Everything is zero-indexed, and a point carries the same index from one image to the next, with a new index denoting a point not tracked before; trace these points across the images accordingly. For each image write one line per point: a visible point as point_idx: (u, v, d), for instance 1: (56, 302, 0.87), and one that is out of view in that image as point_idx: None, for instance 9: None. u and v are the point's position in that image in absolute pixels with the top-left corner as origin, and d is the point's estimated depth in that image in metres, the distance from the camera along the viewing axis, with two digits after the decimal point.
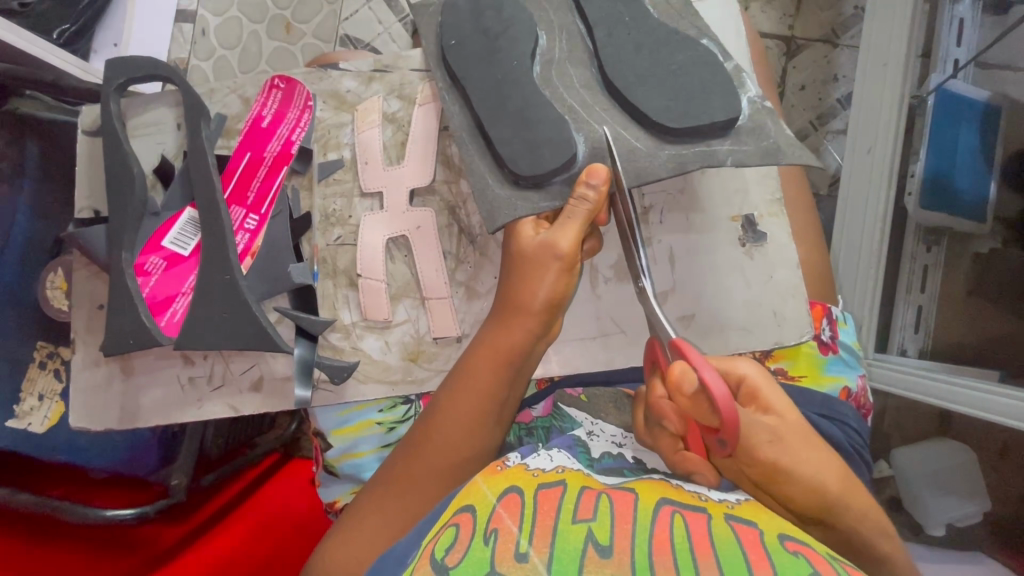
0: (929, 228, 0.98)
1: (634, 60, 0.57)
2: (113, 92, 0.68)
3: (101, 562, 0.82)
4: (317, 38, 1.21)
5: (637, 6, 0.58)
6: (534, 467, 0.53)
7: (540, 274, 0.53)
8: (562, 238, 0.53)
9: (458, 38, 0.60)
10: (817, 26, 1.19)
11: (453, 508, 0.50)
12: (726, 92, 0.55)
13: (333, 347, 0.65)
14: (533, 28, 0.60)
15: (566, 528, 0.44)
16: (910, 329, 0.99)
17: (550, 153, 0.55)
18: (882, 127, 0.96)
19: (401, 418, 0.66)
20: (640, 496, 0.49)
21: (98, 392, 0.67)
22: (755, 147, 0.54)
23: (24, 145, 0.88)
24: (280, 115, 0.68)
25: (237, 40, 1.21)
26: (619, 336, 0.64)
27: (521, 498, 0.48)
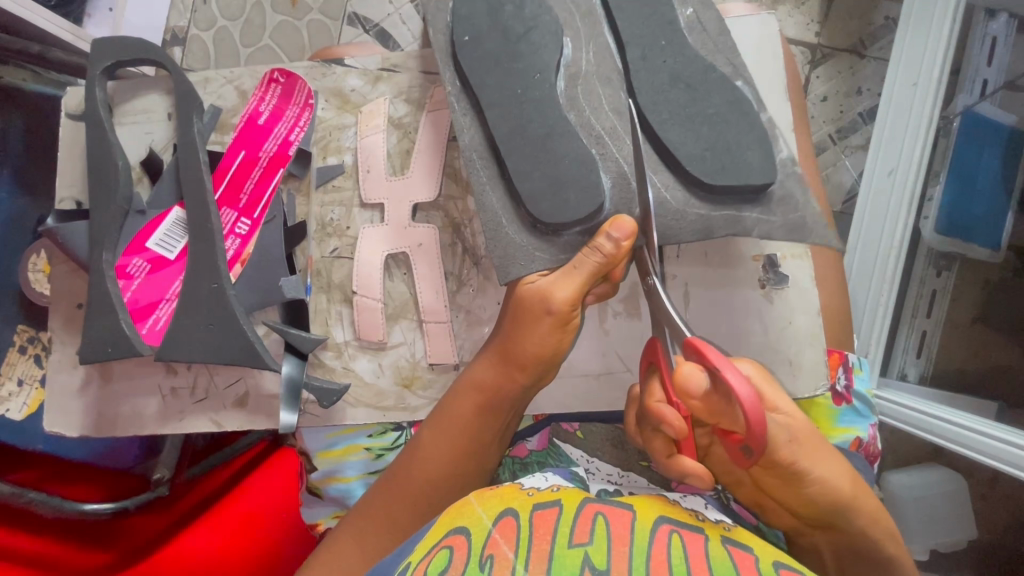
0: (941, 251, 0.96)
1: (666, 86, 0.53)
2: (99, 76, 0.64)
3: (79, 553, 0.80)
4: (324, 14, 1.15)
5: (672, 27, 0.54)
6: (528, 486, 0.51)
7: (534, 326, 0.51)
8: (560, 292, 0.51)
9: (473, 35, 0.55)
10: (846, 35, 1.13)
11: (446, 528, 0.47)
12: (763, 133, 0.52)
13: (324, 366, 0.62)
14: (557, 43, 0.55)
15: (562, 553, 0.41)
16: (912, 352, 0.97)
17: (569, 194, 0.52)
18: (908, 146, 0.91)
19: (390, 445, 0.63)
20: (636, 514, 0.47)
21: (75, 395, 0.64)
22: (780, 222, 0.52)
23: (9, 118, 0.82)
24: (278, 112, 0.63)
25: (240, 10, 1.15)
26: (624, 374, 0.61)
27: (517, 522, 0.45)
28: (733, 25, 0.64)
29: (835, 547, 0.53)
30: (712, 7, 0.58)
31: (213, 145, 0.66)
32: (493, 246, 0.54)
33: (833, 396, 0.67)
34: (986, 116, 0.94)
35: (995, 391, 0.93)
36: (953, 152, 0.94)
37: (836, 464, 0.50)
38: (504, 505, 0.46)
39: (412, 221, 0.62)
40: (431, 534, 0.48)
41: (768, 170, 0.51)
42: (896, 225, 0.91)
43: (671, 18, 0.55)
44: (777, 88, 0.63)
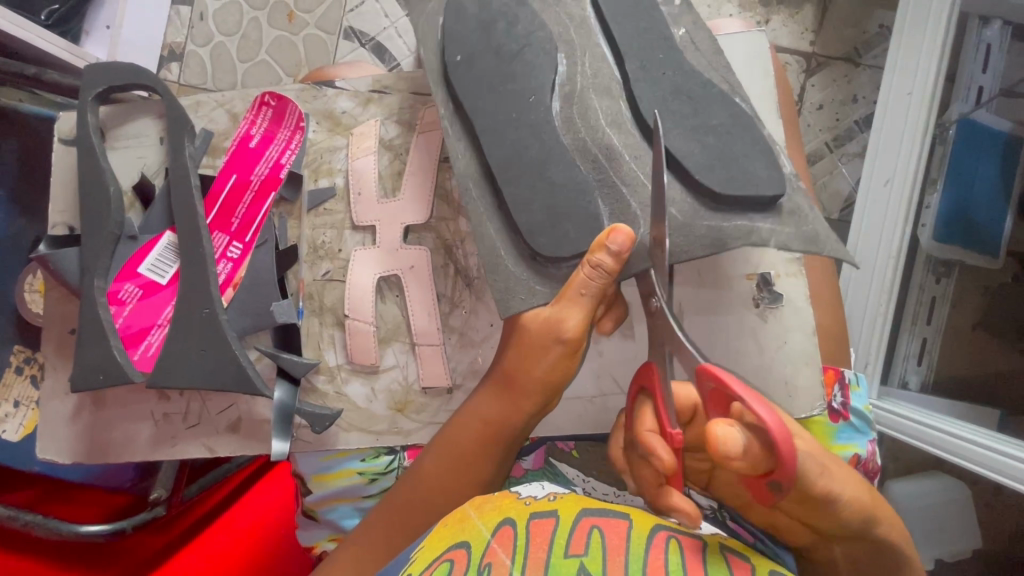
0: (940, 259, 0.95)
1: (654, 109, 0.53)
2: (91, 101, 0.64)
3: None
4: (320, 29, 1.15)
5: (662, 48, 0.54)
6: (525, 495, 0.51)
7: (540, 355, 0.51)
8: (569, 321, 0.50)
9: (466, 56, 0.56)
10: (840, 44, 1.13)
11: (445, 541, 0.47)
12: (752, 153, 0.52)
13: (317, 391, 0.61)
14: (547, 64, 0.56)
15: (557, 563, 0.41)
16: (913, 359, 0.96)
17: (558, 219, 0.52)
18: (903, 154, 0.91)
19: (384, 469, 0.62)
20: (634, 522, 0.46)
21: (68, 422, 0.64)
22: (796, 232, 0.51)
23: (3, 140, 0.82)
24: (269, 135, 0.64)
25: (237, 25, 1.15)
26: (618, 396, 0.61)
27: (514, 531, 0.45)
28: (724, 41, 0.64)
29: (854, 559, 0.51)
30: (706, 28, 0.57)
31: (204, 169, 0.66)
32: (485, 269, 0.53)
33: (829, 414, 0.66)
34: (985, 122, 0.94)
35: (994, 399, 0.92)
36: (950, 160, 0.94)
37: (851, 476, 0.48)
38: (502, 514, 0.46)
39: (405, 243, 0.61)
40: (429, 546, 0.49)
41: (777, 182, 0.50)
42: (893, 235, 0.91)
43: (663, 39, 0.55)
44: (769, 104, 0.63)
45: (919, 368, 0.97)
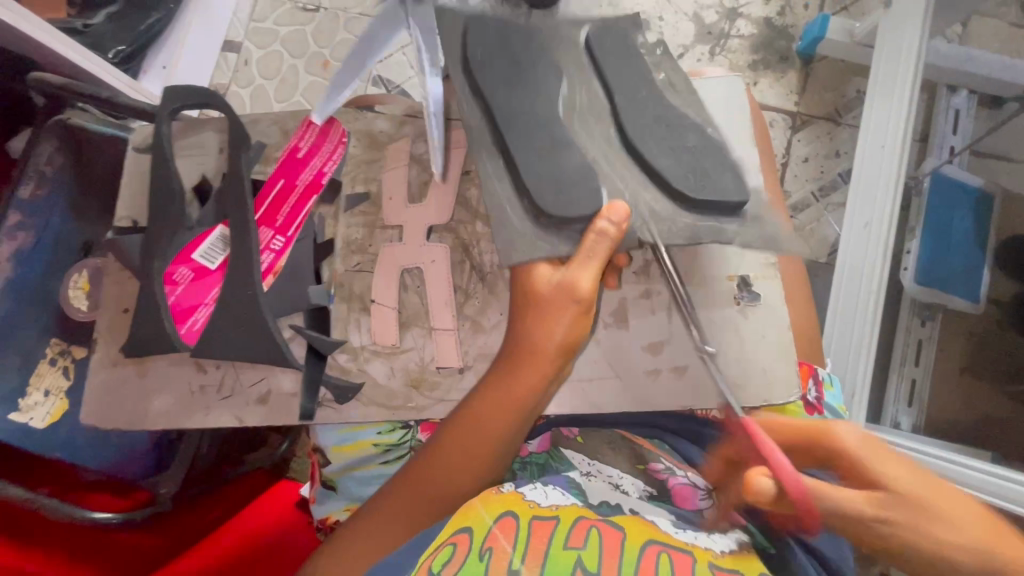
0: (924, 303, 1.07)
1: (638, 120, 0.62)
2: (166, 115, 0.74)
3: (88, 564, 0.89)
4: (351, 75, 1.37)
5: (654, 83, 0.64)
6: (530, 497, 0.59)
7: (560, 316, 0.57)
8: (581, 280, 0.57)
9: (483, 49, 0.62)
10: (821, 104, 1.31)
11: (449, 529, 0.56)
12: (732, 175, 0.60)
13: (340, 368, 0.68)
14: (557, 71, 0.63)
15: (557, 554, 0.51)
16: (903, 402, 1.03)
17: (583, 199, 0.58)
18: (881, 199, 1.03)
19: (398, 441, 0.69)
20: (627, 534, 0.54)
21: (112, 391, 0.70)
22: (756, 238, 0.59)
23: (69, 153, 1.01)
24: (316, 148, 0.74)
25: (278, 71, 1.38)
26: (613, 381, 0.67)
27: (516, 522, 0.54)
28: (708, 83, 0.76)
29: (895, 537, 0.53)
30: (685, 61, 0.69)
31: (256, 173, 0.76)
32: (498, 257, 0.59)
33: (806, 407, 0.72)
34: (955, 176, 1.09)
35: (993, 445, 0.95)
36: (926, 211, 1.08)
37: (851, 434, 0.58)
38: (506, 508, 0.55)
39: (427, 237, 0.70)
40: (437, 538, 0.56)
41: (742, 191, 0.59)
42: (873, 268, 1.01)
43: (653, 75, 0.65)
44: (746, 135, 0.73)
45: (911, 409, 1.03)
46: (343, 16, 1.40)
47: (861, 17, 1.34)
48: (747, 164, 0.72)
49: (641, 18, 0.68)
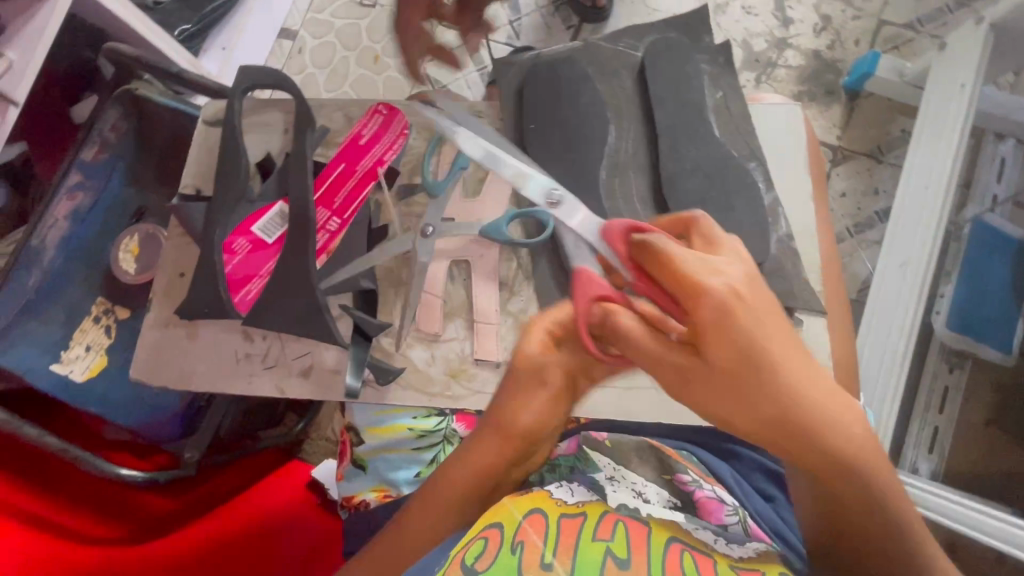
0: (953, 350, 1.07)
1: (691, 178, 0.73)
2: (238, 94, 0.76)
3: (109, 518, 0.93)
4: (400, 71, 1.41)
5: (699, 123, 0.75)
6: (557, 496, 0.59)
7: (530, 395, 0.57)
8: (551, 365, 0.58)
9: (537, 124, 0.76)
10: (863, 140, 1.31)
11: (480, 524, 0.56)
12: (759, 228, 0.71)
13: (385, 351, 0.70)
14: (605, 126, 0.75)
15: (587, 544, 0.51)
16: (924, 449, 1.04)
17: None
18: (919, 243, 1.06)
19: (432, 428, 0.72)
20: (653, 530, 0.57)
21: (162, 350, 0.73)
22: (777, 286, 0.70)
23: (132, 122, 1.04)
24: (377, 136, 0.76)
25: (329, 61, 1.42)
26: (652, 393, 0.70)
27: (545, 517, 0.55)
28: (766, 108, 0.78)
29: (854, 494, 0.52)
30: (738, 98, 0.77)
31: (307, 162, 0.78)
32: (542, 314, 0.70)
33: None
34: (997, 227, 1.09)
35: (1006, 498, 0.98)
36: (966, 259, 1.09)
37: (790, 349, 0.47)
38: (535, 503, 0.56)
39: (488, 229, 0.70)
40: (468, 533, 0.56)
41: (763, 250, 0.70)
42: (907, 310, 1.04)
43: (702, 121, 0.75)
44: (795, 165, 0.76)
45: (931, 457, 1.04)
46: None
47: (912, 57, 1.33)
48: (791, 195, 0.75)
49: (688, 68, 0.77)
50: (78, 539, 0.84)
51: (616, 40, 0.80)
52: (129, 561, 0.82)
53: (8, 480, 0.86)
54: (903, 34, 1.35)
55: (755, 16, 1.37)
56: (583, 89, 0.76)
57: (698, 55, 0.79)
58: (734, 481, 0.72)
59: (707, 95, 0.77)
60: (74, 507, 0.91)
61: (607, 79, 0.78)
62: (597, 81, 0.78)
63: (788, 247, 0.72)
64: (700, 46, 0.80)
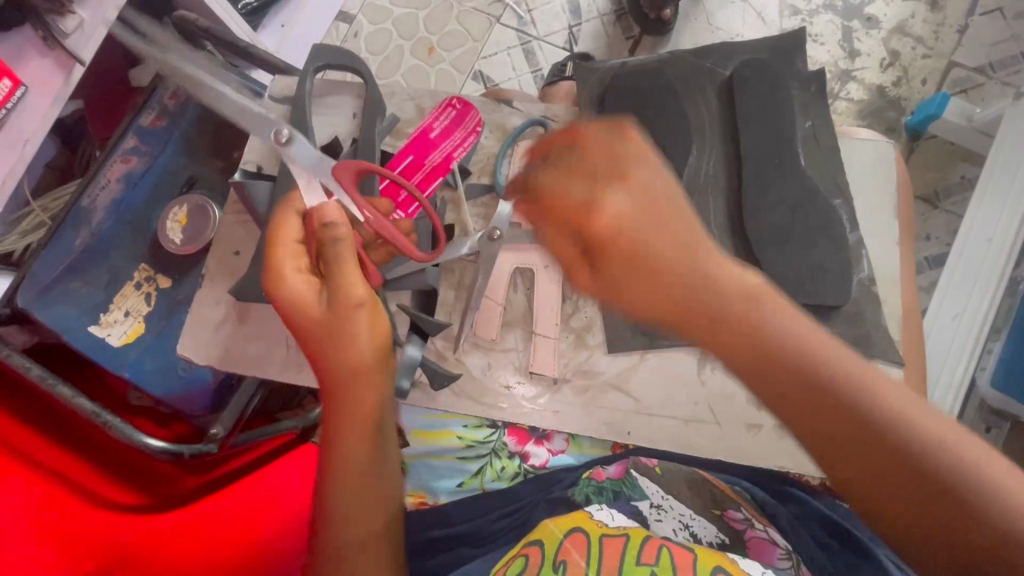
0: (994, 409, 1.04)
1: (772, 213, 0.71)
2: (309, 72, 0.76)
3: (133, 485, 0.92)
4: (453, 66, 1.40)
5: (783, 155, 0.73)
6: (598, 517, 0.61)
7: (353, 329, 0.57)
8: (354, 285, 0.57)
9: None
10: (922, 184, 1.27)
11: (522, 543, 0.60)
12: (841, 272, 0.69)
13: (438, 354, 0.71)
14: (688, 147, 0.74)
15: (631, 570, 0.52)
16: None
17: None
18: (976, 298, 1.05)
19: (483, 439, 0.72)
20: (698, 556, 0.54)
21: (212, 329, 0.74)
22: (850, 333, 0.70)
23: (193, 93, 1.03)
24: (448, 131, 0.75)
25: (383, 48, 1.41)
26: (712, 427, 0.69)
27: (587, 539, 0.56)
28: (853, 144, 0.76)
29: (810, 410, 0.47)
30: (827, 128, 0.76)
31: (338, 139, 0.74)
32: (603, 344, 0.72)
33: None
34: None
35: None
36: None
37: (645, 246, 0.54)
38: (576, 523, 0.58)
39: None
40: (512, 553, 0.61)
41: (838, 297, 0.69)
42: (957, 365, 1.04)
43: (786, 151, 0.73)
44: (871, 205, 0.75)
45: None
46: (456, 7, 1.42)
47: (980, 102, 1.29)
48: (867, 238, 0.74)
49: (778, 92, 0.75)
50: (101, 502, 0.83)
51: (703, 56, 0.78)
52: (145, 538, 0.79)
53: (41, 440, 0.86)
54: (973, 77, 1.30)
55: (822, 44, 1.33)
56: (666, 107, 0.75)
57: (791, 80, 0.76)
58: (790, 528, 0.65)
59: (797, 124, 0.75)
60: (101, 470, 0.90)
61: (693, 94, 0.77)
62: (681, 93, 0.77)
63: (870, 291, 0.71)
64: (795, 70, 0.78)
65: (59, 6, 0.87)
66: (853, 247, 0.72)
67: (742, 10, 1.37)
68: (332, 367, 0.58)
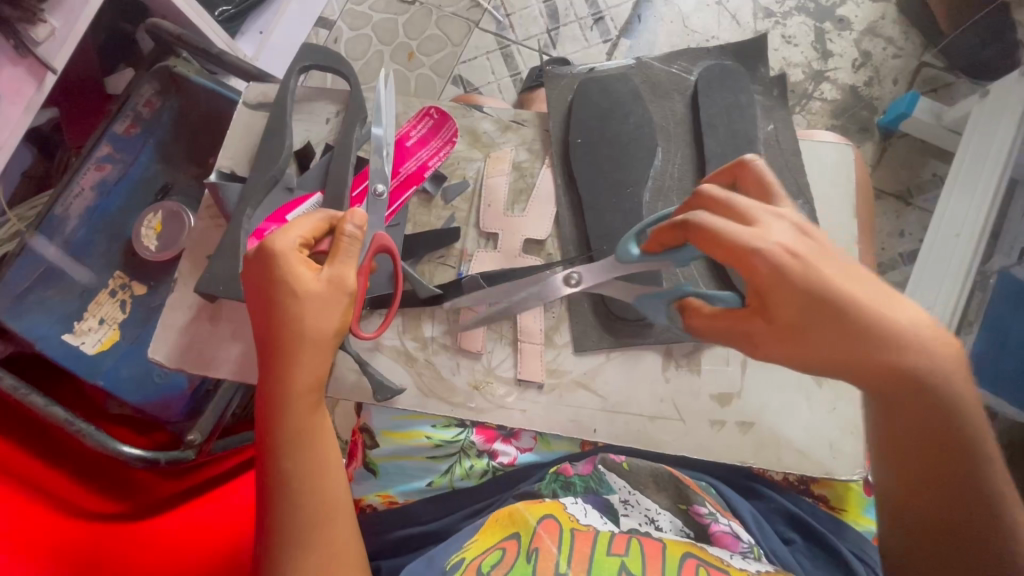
0: None
1: None
2: (294, 72, 0.76)
3: (107, 494, 0.91)
4: (433, 70, 1.41)
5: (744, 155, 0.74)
6: (570, 509, 0.63)
7: (331, 310, 0.57)
8: (348, 274, 0.58)
9: (584, 138, 0.75)
10: (896, 182, 1.29)
11: (497, 535, 0.60)
12: None
13: (409, 355, 0.72)
14: (653, 148, 0.75)
15: (602, 558, 0.54)
16: None
17: (643, 299, 0.71)
18: (946, 293, 1.08)
19: (450, 438, 0.73)
20: (668, 547, 0.58)
21: (184, 333, 0.74)
22: None
23: (169, 99, 1.03)
24: (424, 140, 0.76)
25: (363, 54, 1.42)
26: (677, 421, 0.71)
27: (559, 528, 0.58)
28: (814, 145, 0.79)
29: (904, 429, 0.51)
30: (788, 128, 0.78)
31: (376, 184, 0.68)
32: (572, 342, 0.73)
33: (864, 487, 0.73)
34: None
35: None
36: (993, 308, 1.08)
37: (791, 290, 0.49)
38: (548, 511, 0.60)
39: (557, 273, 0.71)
40: (484, 535, 0.61)
41: None
42: None
43: (746, 152, 0.75)
44: (833, 204, 0.77)
45: None
46: (436, 13, 1.43)
47: (950, 101, 1.32)
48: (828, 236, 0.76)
49: (741, 95, 0.77)
50: (76, 510, 0.83)
51: (668, 60, 0.80)
52: (117, 546, 0.79)
53: (14, 450, 0.85)
54: (943, 77, 1.33)
55: (796, 45, 1.35)
56: (633, 108, 0.76)
57: (751, 83, 0.79)
58: (753, 520, 0.67)
59: (758, 124, 0.77)
60: (75, 480, 0.90)
61: (657, 98, 0.79)
62: (647, 98, 0.79)
63: None
64: (755, 74, 0.80)
65: (31, 14, 0.87)
66: None
67: (717, 14, 1.39)
68: (293, 333, 0.56)
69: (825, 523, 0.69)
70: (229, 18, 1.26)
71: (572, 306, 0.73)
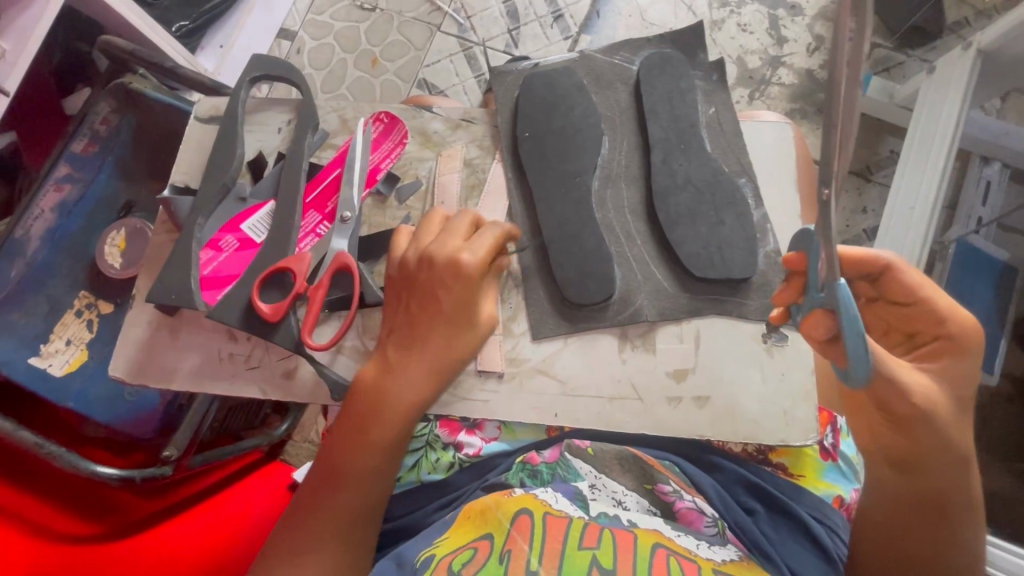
0: None
1: (681, 195, 0.75)
2: (245, 84, 0.77)
3: (82, 517, 0.90)
4: (397, 76, 1.42)
5: (687, 139, 0.76)
6: (541, 497, 0.65)
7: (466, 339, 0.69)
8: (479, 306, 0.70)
9: (532, 131, 0.77)
10: (853, 160, 1.33)
11: (472, 534, 0.61)
12: (747, 246, 0.74)
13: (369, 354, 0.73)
14: (599, 138, 0.77)
15: (573, 553, 0.55)
16: None
17: (595, 285, 0.73)
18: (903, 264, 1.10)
19: (418, 435, 0.76)
20: (638, 537, 0.59)
21: (144, 346, 0.74)
22: (756, 304, 0.74)
23: (126, 115, 1.03)
24: (376, 143, 0.78)
25: (327, 63, 1.42)
26: (635, 402, 0.72)
27: (531, 521, 0.60)
28: (756, 126, 0.81)
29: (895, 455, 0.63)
30: (729, 111, 0.80)
31: (344, 210, 0.71)
32: (530, 331, 0.74)
33: (821, 452, 0.77)
34: (982, 249, 1.12)
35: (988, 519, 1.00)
36: (949, 276, 1.11)
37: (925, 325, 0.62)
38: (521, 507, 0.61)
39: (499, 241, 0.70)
40: (456, 531, 0.64)
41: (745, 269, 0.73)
42: None
43: (689, 136, 0.77)
44: (778, 182, 0.79)
45: None
46: (397, 19, 1.44)
47: (902, 79, 1.35)
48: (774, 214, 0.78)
49: (683, 81, 0.79)
50: (53, 536, 0.82)
51: (611, 52, 0.82)
52: (101, 562, 0.79)
53: None
54: (893, 57, 1.36)
55: (750, 33, 1.39)
56: (578, 100, 0.78)
57: (692, 70, 0.81)
58: (714, 492, 0.71)
59: (700, 109, 0.79)
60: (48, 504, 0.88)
61: (602, 89, 0.81)
62: (592, 89, 0.80)
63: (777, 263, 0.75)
64: (695, 61, 0.82)
65: None
66: (760, 222, 0.77)
67: (672, 6, 1.42)
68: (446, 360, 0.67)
69: (786, 491, 0.73)
70: (187, 34, 1.26)
71: (528, 297, 0.75)
